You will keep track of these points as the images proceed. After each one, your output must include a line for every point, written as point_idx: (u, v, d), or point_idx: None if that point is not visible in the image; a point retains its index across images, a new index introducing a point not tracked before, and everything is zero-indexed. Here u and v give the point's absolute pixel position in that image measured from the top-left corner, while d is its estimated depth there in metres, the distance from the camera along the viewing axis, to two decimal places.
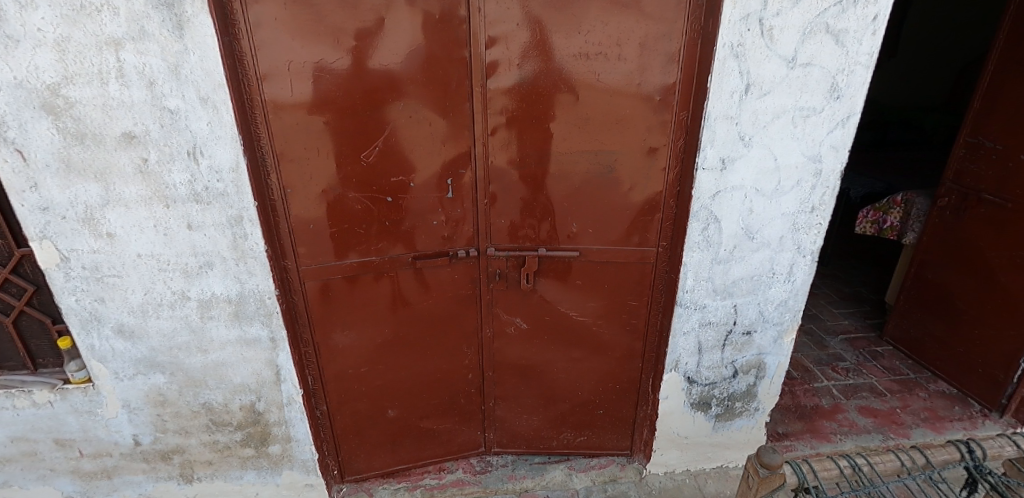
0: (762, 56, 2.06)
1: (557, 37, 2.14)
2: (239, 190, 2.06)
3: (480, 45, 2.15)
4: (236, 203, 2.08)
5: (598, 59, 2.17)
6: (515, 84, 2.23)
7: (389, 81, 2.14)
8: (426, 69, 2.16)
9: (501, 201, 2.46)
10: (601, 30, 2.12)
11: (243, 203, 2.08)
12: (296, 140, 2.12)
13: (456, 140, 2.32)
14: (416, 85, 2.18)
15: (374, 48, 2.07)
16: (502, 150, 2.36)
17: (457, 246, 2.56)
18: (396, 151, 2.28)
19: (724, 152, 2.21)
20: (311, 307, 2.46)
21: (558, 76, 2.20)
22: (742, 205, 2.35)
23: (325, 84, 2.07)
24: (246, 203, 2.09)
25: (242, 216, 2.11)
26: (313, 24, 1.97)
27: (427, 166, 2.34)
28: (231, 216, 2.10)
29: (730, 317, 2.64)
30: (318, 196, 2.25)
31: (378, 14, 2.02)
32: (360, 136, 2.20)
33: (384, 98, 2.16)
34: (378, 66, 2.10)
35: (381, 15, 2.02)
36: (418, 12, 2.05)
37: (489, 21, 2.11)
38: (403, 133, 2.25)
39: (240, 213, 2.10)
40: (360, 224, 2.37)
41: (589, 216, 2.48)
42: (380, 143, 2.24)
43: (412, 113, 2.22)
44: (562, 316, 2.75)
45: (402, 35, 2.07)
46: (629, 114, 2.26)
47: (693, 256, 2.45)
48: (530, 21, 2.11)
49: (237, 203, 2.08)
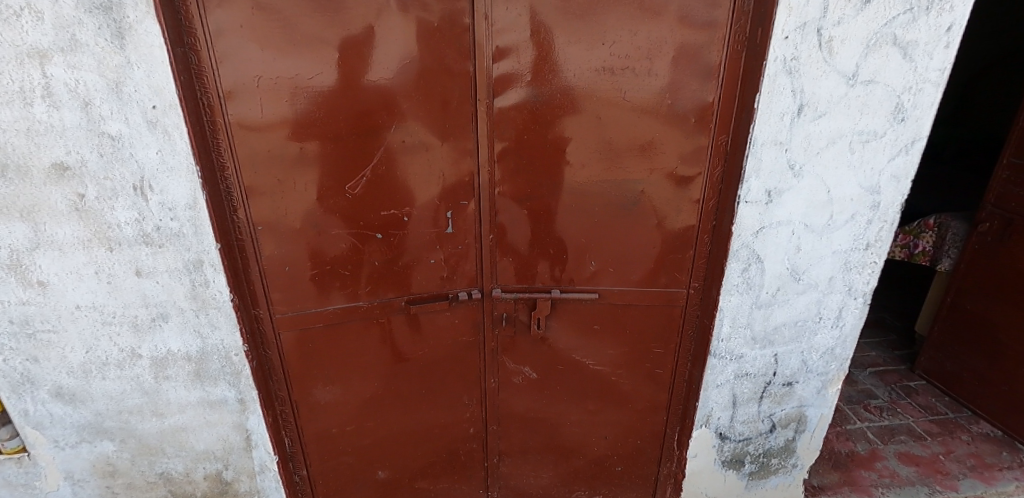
0: (818, 72, 1.75)
1: (576, 48, 1.82)
2: (198, 231, 1.71)
3: (486, 56, 1.83)
4: (195, 245, 1.74)
5: (625, 72, 1.85)
6: (526, 103, 1.91)
7: (380, 99, 1.82)
8: (423, 85, 1.84)
9: (508, 236, 2.13)
10: (628, 40, 1.80)
11: (204, 245, 1.74)
12: (267, 170, 1.79)
13: (458, 167, 1.99)
14: (411, 104, 1.85)
15: (362, 62, 1.75)
16: (510, 179, 2.03)
17: (458, 287, 2.21)
18: (387, 181, 1.94)
19: (770, 183, 1.90)
20: (287, 362, 2.11)
21: (577, 93, 1.89)
22: (788, 244, 2.03)
23: (301, 105, 1.74)
24: (206, 245, 1.74)
25: (202, 261, 1.76)
26: (286, 32, 1.64)
27: (423, 197, 2.01)
28: (190, 261, 1.76)
29: (769, 368, 2.31)
30: (294, 233, 1.91)
31: (366, 20, 1.69)
32: (344, 164, 1.87)
33: (373, 119, 1.84)
34: (367, 81, 1.78)
35: (368, 20, 1.70)
36: (414, 18, 1.73)
37: (497, 29, 1.79)
38: (395, 160, 1.92)
39: (199, 258, 1.76)
40: (344, 264, 2.03)
41: (610, 254, 2.15)
42: (368, 171, 1.91)
43: (406, 137, 1.90)
44: (577, 365, 2.41)
45: (394, 46, 1.75)
46: (658, 137, 1.94)
47: (731, 300, 2.12)
48: (546, 29, 1.80)
49: (196, 245, 1.74)
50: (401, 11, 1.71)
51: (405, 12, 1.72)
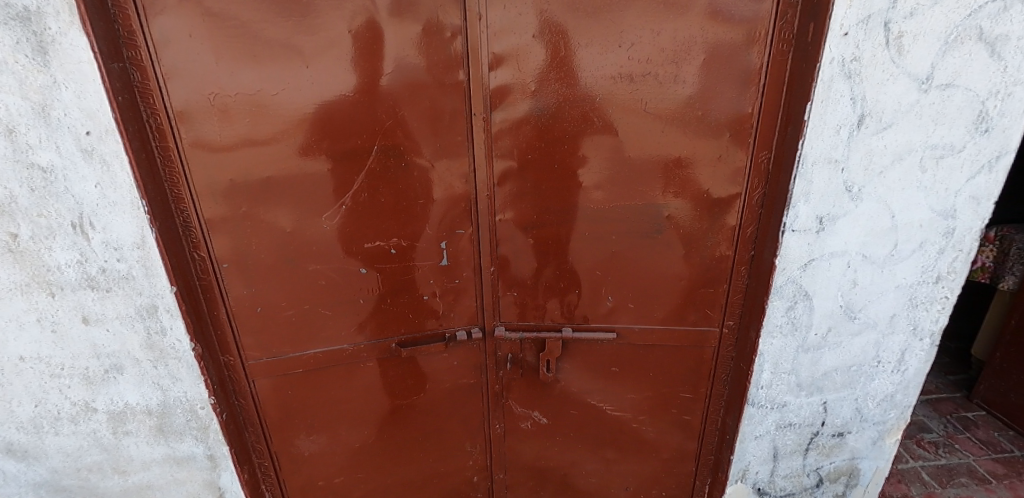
0: (884, 76, 1.44)
1: (589, 51, 1.54)
2: (149, 273, 1.49)
3: (482, 64, 1.57)
4: (147, 289, 1.51)
5: (646, 79, 1.56)
6: (530, 117, 1.64)
7: (359, 116, 1.56)
8: (409, 99, 1.58)
9: (511, 268, 1.86)
10: (650, 42, 1.52)
11: (157, 289, 1.51)
12: (231, 200, 1.55)
13: (452, 191, 1.73)
14: (397, 121, 1.60)
15: (336, 73, 1.50)
16: (513, 204, 1.76)
17: (456, 326, 1.95)
18: (371, 209, 1.69)
19: (823, 208, 1.59)
20: (264, 412, 1.87)
21: (589, 105, 1.61)
22: (841, 279, 1.72)
23: (267, 125, 1.50)
24: (159, 289, 1.52)
25: (156, 307, 1.54)
26: (245, 42, 1.40)
27: (413, 226, 1.75)
28: (142, 307, 1.53)
29: (817, 417, 1.99)
30: (265, 270, 1.67)
31: (339, 24, 1.44)
32: (321, 191, 1.62)
33: (352, 140, 1.59)
34: (343, 96, 1.53)
35: (341, 23, 1.45)
36: (396, 21, 1.48)
37: (494, 31, 1.53)
38: (380, 184, 1.66)
39: (152, 303, 1.53)
40: (325, 303, 1.78)
41: (630, 288, 1.86)
42: (349, 197, 1.65)
43: (392, 159, 1.64)
44: (593, 411, 2.12)
45: (373, 54, 1.50)
46: (686, 155, 1.64)
47: (773, 343, 1.81)
48: (552, 31, 1.52)
49: (148, 290, 1.51)
50: (381, 13, 1.46)
51: (385, 15, 1.46)
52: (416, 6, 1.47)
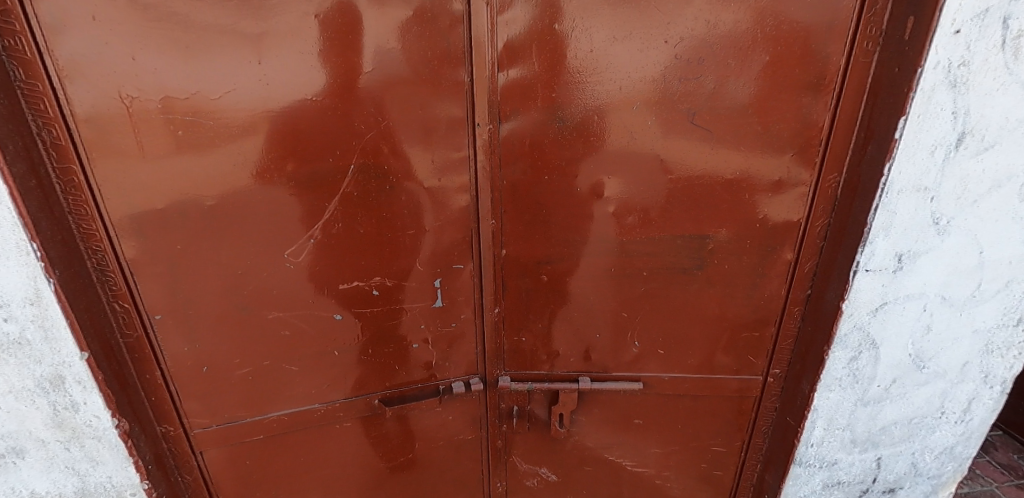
0: (994, 85, 1.14)
1: (624, 46, 1.22)
2: (50, 335, 1.12)
3: (487, 62, 1.23)
4: (47, 356, 1.14)
5: (694, 84, 1.24)
6: (547, 128, 1.31)
7: (329, 127, 1.22)
8: (394, 105, 1.24)
9: (519, 309, 1.54)
10: (701, 37, 1.20)
11: (62, 356, 1.15)
12: (163, 234, 1.20)
13: (448, 219, 1.39)
14: (378, 134, 1.26)
15: (299, 71, 1.15)
16: (523, 234, 1.43)
17: (451, 377, 1.62)
18: (347, 242, 1.35)
19: (903, 245, 1.31)
20: (216, 487, 1.52)
21: (621, 115, 1.29)
22: (914, 324, 1.45)
23: (209, 138, 1.15)
24: (64, 355, 1.15)
25: (60, 377, 1.17)
26: (172, 28, 1.04)
27: (400, 261, 1.41)
28: (41, 380, 1.16)
29: (868, 474, 1.73)
30: (212, 320, 1.32)
31: (300, 6, 1.09)
32: (282, 222, 1.27)
33: (321, 157, 1.24)
34: (307, 101, 1.18)
35: (303, 5, 1.09)
36: (376, 4, 1.13)
37: (504, 20, 1.19)
38: (358, 212, 1.32)
39: (56, 372, 1.16)
40: (290, 357, 1.43)
41: (661, 331, 1.56)
42: (319, 229, 1.31)
43: (373, 181, 1.30)
44: (611, 467, 1.82)
45: (346, 47, 1.16)
46: (738, 177, 1.34)
47: (829, 398, 1.53)
48: (576, 21, 1.19)
49: (48, 356, 1.14)
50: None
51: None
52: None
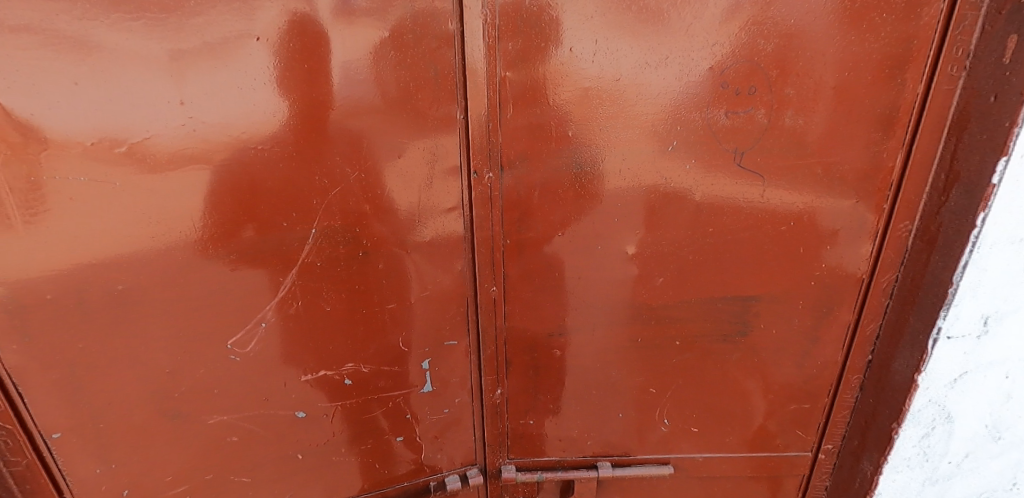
0: None
1: (655, 73, 0.98)
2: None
3: (484, 96, 0.97)
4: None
5: (741, 118, 1.00)
6: (560, 176, 1.05)
7: (280, 181, 0.94)
8: (367, 150, 0.97)
9: (526, 388, 1.26)
10: (750, 62, 0.96)
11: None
12: (56, 331, 0.89)
13: (438, 288, 1.12)
14: (346, 187, 0.99)
15: (238, 111, 0.87)
16: (530, 301, 1.16)
17: (444, 471, 1.32)
18: (310, 323, 1.06)
19: (990, 305, 1.09)
20: None
21: (651, 157, 1.04)
22: (992, 393, 1.22)
23: (114, 203, 0.85)
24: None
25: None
26: (52, 58, 0.75)
27: (379, 341, 1.13)
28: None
29: None
30: (132, 432, 1.01)
31: (236, 27, 0.82)
32: (222, 304, 0.98)
33: (271, 219, 0.96)
34: (250, 150, 0.90)
35: (239, 26, 0.83)
36: (340, 24, 0.87)
37: (504, 43, 0.94)
38: (323, 286, 1.04)
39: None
40: (240, 466, 1.13)
41: (696, 407, 1.30)
42: (272, 309, 1.02)
43: (340, 247, 1.02)
44: None
45: (300, 79, 0.89)
46: (791, 228, 1.10)
47: (895, 480, 1.29)
48: (596, 44, 0.96)
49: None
50: (312, 9, 0.85)
51: (321, 12, 0.86)
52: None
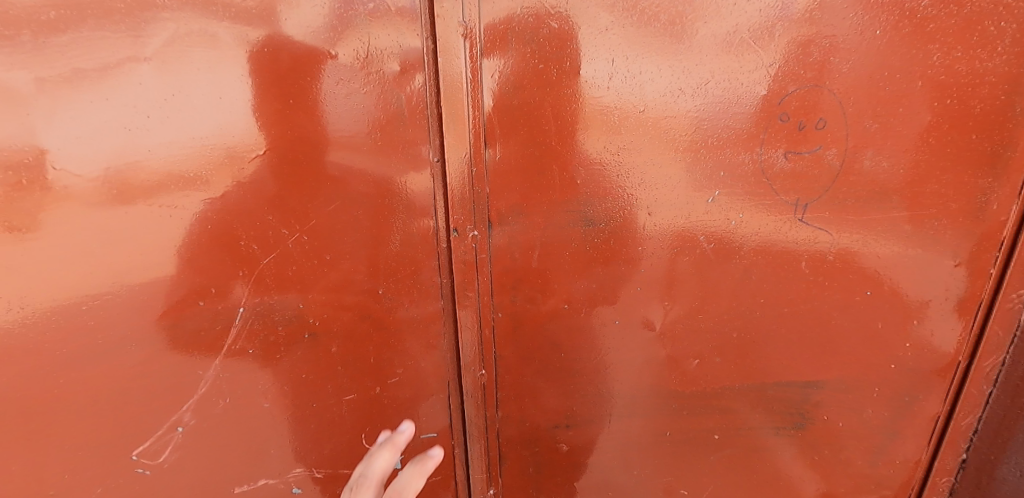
0: None
1: (691, 102, 0.75)
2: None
3: (467, 133, 0.75)
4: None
5: (805, 160, 0.77)
6: (566, 233, 0.82)
7: (189, 246, 0.70)
8: (311, 205, 0.74)
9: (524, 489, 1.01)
10: (819, 87, 0.73)
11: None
12: None
13: (411, 372, 0.88)
14: (283, 252, 0.75)
15: (127, 157, 0.64)
16: (528, 385, 0.93)
17: None
18: (243, 425, 0.80)
19: None
20: None
21: (685, 209, 0.81)
22: None
23: None
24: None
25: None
26: None
27: (334, 441, 0.88)
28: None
29: None
30: None
31: (117, 46, 0.61)
32: (119, 409, 0.72)
33: (179, 298, 0.71)
34: (148, 207, 0.66)
35: (124, 45, 0.61)
36: (270, 44, 0.66)
37: (488, 69, 0.73)
38: (256, 379, 0.79)
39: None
40: None
41: None
42: (189, 410, 0.76)
43: (279, 328, 0.78)
44: None
45: (213, 114, 0.66)
46: (868, 299, 0.85)
47: None
48: (615, 64, 0.73)
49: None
50: (229, 23, 0.64)
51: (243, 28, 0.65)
52: (313, 11, 0.66)
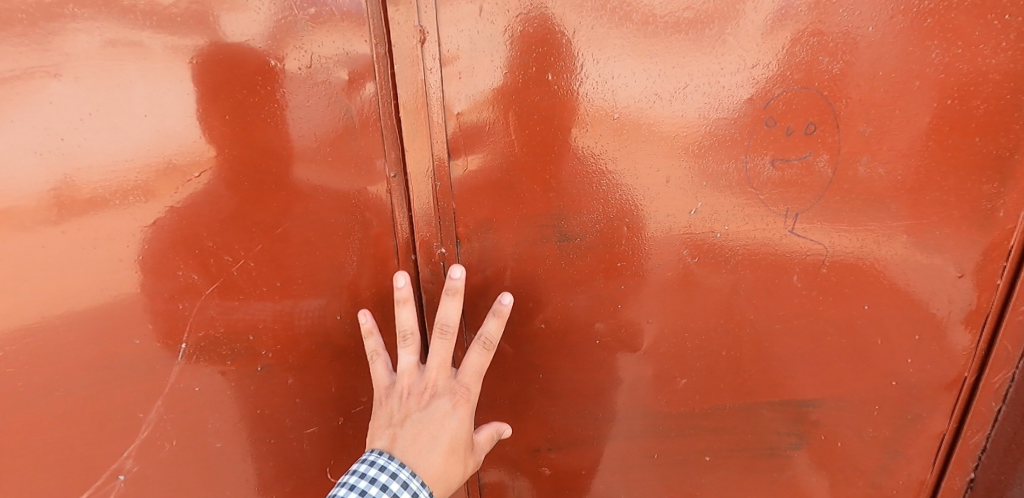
0: None
1: (669, 108, 0.70)
2: (454, 327, 0.75)
3: (429, 146, 0.71)
4: (431, 403, 0.75)
5: (794, 168, 0.71)
6: (539, 248, 0.77)
7: (117, 283, 0.66)
8: (261, 223, 0.70)
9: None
10: (808, 89, 0.68)
11: (412, 358, 0.76)
12: None
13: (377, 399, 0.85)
14: (228, 281, 0.70)
15: (41, 182, 0.60)
16: (506, 405, 0.89)
17: None
18: (200, 457, 0.76)
19: None
20: None
21: (666, 222, 0.76)
22: None
23: None
24: (411, 358, 0.77)
25: (386, 422, 0.76)
26: None
27: (298, 476, 0.84)
28: (456, 454, 0.75)
29: None
30: None
31: (21, 60, 0.56)
32: (57, 445, 0.68)
33: (110, 339, 0.67)
34: (71, 234, 0.62)
35: (28, 61, 0.56)
36: (202, 55, 0.62)
37: (449, 76, 0.69)
38: (204, 417, 0.75)
39: (396, 421, 0.75)
40: None
41: None
42: (129, 457, 0.72)
43: (228, 361, 0.74)
44: None
45: (137, 130, 0.62)
46: (872, 315, 0.78)
47: None
48: (586, 69, 0.69)
49: (407, 404, 0.76)
50: (154, 32, 0.59)
51: (171, 39, 0.60)
52: (249, 19, 0.62)
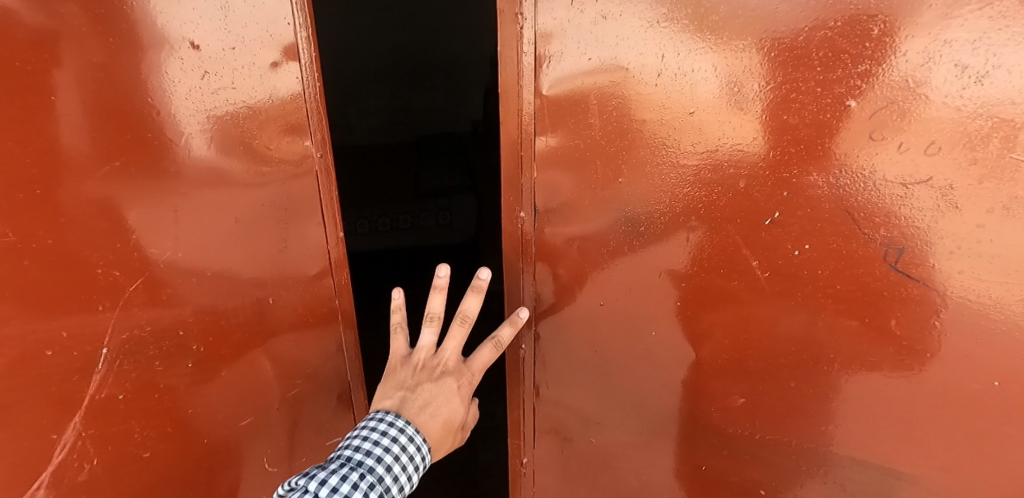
0: None
1: (758, 109, 0.57)
2: (473, 317, 0.73)
3: (525, 109, 0.67)
4: (440, 379, 0.72)
5: (904, 193, 0.55)
6: (610, 232, 0.69)
7: (6, 293, 0.54)
8: (199, 197, 0.61)
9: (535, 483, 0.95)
10: (944, 95, 0.51)
11: (430, 336, 0.73)
12: None
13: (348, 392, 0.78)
14: (155, 278, 0.61)
15: None
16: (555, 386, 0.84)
17: None
18: (144, 451, 0.66)
19: None
20: None
21: (744, 234, 0.63)
22: None
23: None
24: (431, 338, 0.73)
25: (396, 384, 0.71)
26: None
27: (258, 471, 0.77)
28: (451, 428, 0.72)
29: None
30: None
31: None
32: None
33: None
34: None
35: None
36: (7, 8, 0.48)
37: (541, 59, 0.64)
38: (129, 428, 0.65)
39: (405, 385, 0.70)
40: None
41: None
42: (44, 482, 0.63)
43: (155, 364, 0.64)
44: None
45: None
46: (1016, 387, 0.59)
47: None
48: (669, 62, 0.59)
49: (418, 374, 0.72)
50: None
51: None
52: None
